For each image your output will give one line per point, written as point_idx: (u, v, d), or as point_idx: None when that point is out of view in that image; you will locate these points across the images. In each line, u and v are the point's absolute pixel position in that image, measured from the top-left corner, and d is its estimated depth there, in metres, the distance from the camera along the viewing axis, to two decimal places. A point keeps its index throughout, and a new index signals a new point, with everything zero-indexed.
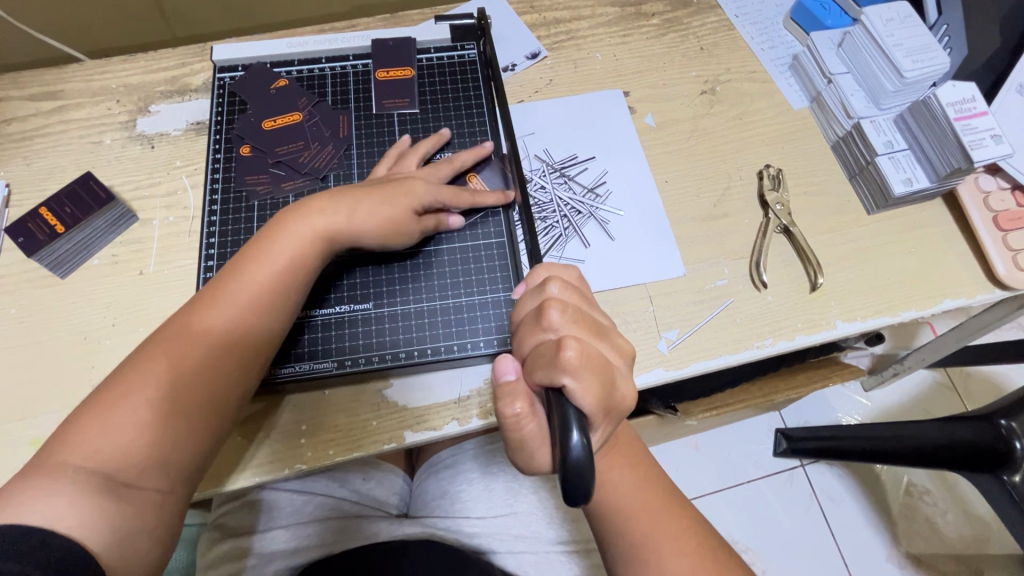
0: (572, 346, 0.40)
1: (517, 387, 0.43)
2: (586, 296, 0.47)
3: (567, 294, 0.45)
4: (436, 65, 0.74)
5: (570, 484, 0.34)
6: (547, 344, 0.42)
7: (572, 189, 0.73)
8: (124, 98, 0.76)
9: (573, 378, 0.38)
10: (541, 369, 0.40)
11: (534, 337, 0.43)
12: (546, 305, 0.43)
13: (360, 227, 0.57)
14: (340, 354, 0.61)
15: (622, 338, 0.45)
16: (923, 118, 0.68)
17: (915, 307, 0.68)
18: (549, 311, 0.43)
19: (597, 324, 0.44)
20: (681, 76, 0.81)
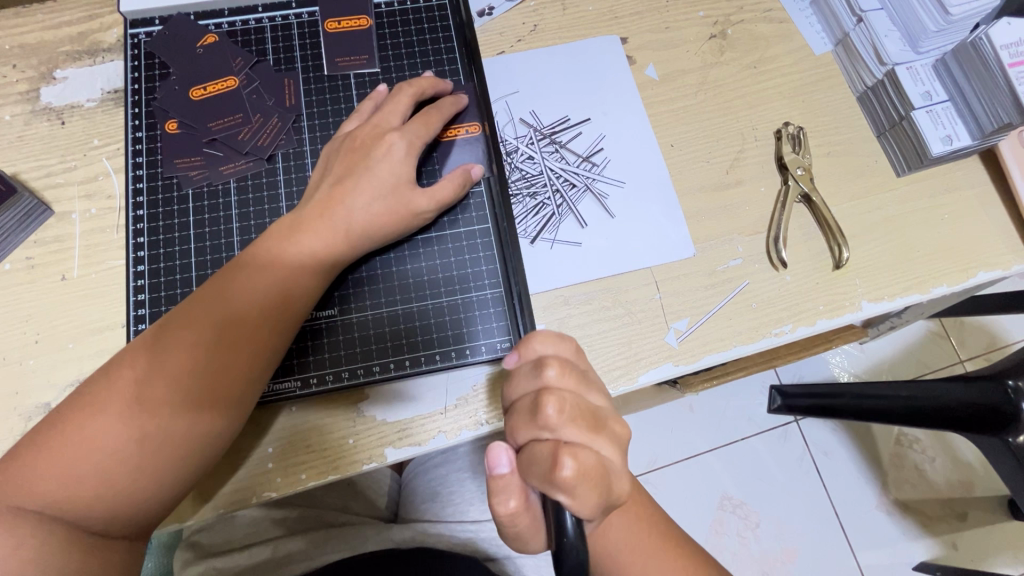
0: (568, 462, 0.35)
1: (512, 482, 0.38)
2: (586, 372, 0.41)
3: (565, 380, 0.39)
4: (398, 12, 0.61)
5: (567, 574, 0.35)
6: (542, 449, 0.36)
7: (565, 159, 0.63)
8: (21, 62, 0.63)
9: (567, 497, 0.35)
10: (534, 480, 0.36)
11: (529, 434, 0.38)
12: (542, 398, 0.37)
13: (371, 224, 0.51)
14: (305, 370, 0.53)
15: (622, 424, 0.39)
16: (971, 65, 0.59)
17: (946, 282, 0.61)
18: (546, 410, 0.37)
19: (597, 412, 0.39)
20: (686, 16, 0.69)
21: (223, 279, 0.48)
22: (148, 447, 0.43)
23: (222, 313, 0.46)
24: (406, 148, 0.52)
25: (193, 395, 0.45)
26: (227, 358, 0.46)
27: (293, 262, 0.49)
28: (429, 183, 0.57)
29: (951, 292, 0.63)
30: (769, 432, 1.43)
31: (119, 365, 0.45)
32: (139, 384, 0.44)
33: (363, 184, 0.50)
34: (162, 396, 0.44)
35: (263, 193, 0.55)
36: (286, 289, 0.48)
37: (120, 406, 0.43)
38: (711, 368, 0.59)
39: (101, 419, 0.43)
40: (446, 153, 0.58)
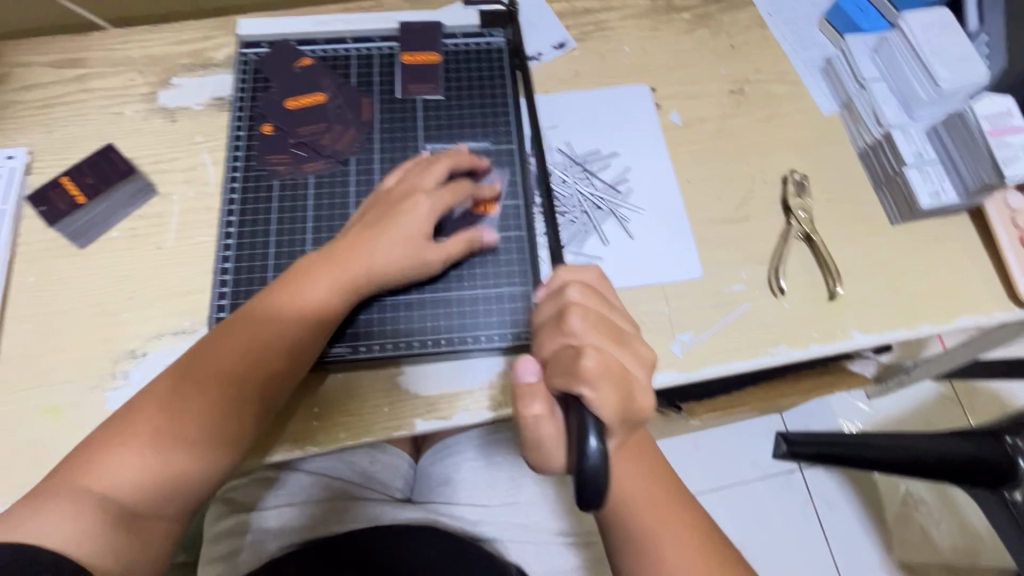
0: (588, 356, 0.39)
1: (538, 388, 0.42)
2: (610, 301, 0.46)
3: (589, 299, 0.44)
4: (463, 51, 0.72)
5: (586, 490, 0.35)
6: (570, 351, 0.41)
7: (594, 185, 0.72)
8: (147, 70, 0.76)
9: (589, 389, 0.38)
10: (561, 376, 0.39)
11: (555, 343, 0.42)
12: (570, 312, 0.42)
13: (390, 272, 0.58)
14: (355, 339, 0.61)
15: (645, 348, 0.44)
16: (957, 131, 0.67)
17: (932, 322, 0.67)
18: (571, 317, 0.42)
19: (620, 332, 0.43)
20: (710, 74, 0.79)
21: (236, 334, 0.55)
22: (166, 477, 0.51)
23: (236, 365, 0.54)
24: (432, 206, 0.59)
25: (210, 438, 0.53)
26: (234, 402, 0.53)
27: (306, 314, 0.56)
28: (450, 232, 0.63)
29: (938, 333, 0.69)
30: (771, 476, 1.45)
31: (144, 408, 0.53)
32: (162, 429, 0.52)
33: (387, 235, 0.58)
34: (178, 441, 0.52)
35: (336, 189, 0.65)
36: (290, 341, 0.56)
37: (141, 447, 0.51)
38: (711, 379, 0.65)
39: (128, 453, 0.50)
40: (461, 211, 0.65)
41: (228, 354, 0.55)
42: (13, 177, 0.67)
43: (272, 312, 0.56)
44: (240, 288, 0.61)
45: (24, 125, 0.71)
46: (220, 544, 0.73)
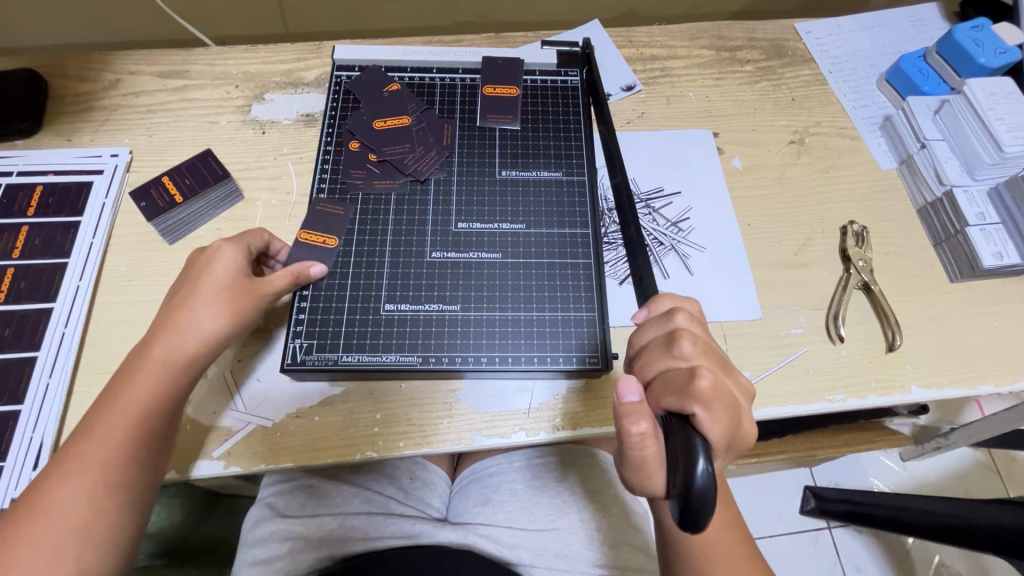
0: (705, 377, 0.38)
1: (643, 405, 0.39)
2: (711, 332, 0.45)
3: (695, 326, 0.43)
4: (540, 87, 0.77)
5: (692, 514, 0.34)
6: (680, 373, 0.40)
7: (656, 221, 0.74)
8: (243, 84, 0.81)
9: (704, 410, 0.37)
10: (670, 395, 0.38)
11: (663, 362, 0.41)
12: (682, 333, 0.41)
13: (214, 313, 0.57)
14: (425, 350, 0.63)
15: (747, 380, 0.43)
16: (1021, 195, 0.68)
17: (993, 382, 0.67)
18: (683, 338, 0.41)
19: (726, 361, 0.42)
20: (771, 124, 0.82)
21: (121, 393, 0.54)
22: (88, 541, 0.50)
23: (131, 420, 0.53)
24: (232, 258, 0.59)
25: (115, 489, 0.52)
26: (115, 463, 0.52)
27: (166, 365, 0.55)
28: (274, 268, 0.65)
29: (998, 394, 0.68)
30: (799, 532, 1.41)
31: (46, 481, 0.51)
32: (66, 501, 0.50)
33: (200, 296, 0.57)
34: (85, 513, 0.50)
35: (417, 207, 0.68)
36: (155, 386, 0.55)
37: (54, 519, 0.49)
38: (766, 421, 0.65)
39: (42, 524, 0.49)
40: (297, 253, 0.65)
41: (118, 408, 0.53)
42: (115, 174, 0.72)
43: (152, 359, 0.55)
44: (320, 292, 0.64)
45: (128, 127, 0.77)
46: (258, 550, 0.72)
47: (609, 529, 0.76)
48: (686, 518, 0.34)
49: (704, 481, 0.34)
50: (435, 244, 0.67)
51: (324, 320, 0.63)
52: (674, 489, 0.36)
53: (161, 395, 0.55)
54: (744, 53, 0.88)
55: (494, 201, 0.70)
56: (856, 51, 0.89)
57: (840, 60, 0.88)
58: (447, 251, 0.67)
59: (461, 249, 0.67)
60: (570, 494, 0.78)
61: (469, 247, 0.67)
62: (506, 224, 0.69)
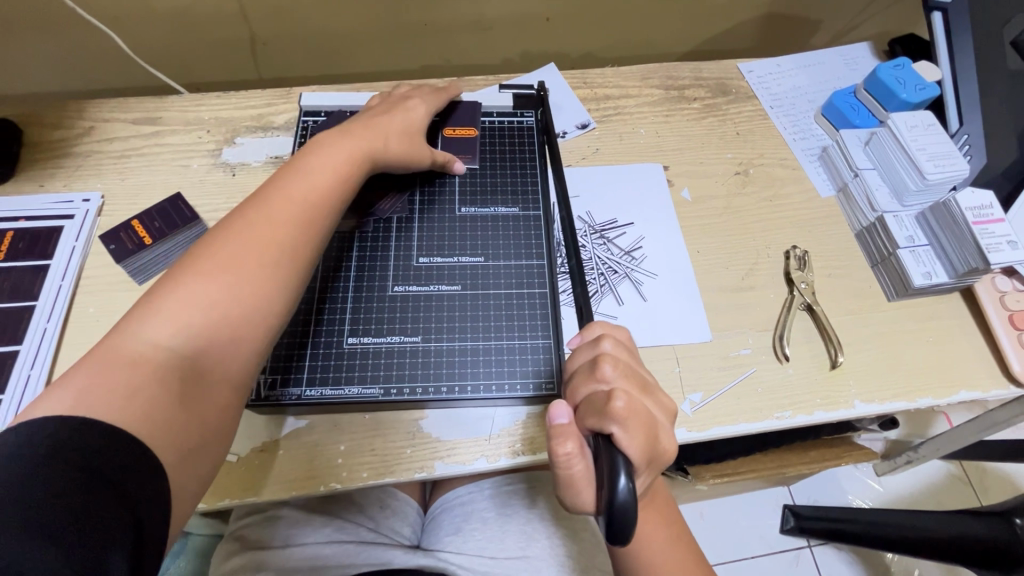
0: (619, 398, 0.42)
1: (569, 428, 0.43)
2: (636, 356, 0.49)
3: (618, 350, 0.47)
4: (497, 128, 0.81)
5: (614, 528, 0.37)
6: (600, 394, 0.44)
7: (611, 250, 0.78)
8: (214, 130, 0.85)
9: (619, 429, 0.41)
10: (591, 417, 0.42)
11: (587, 387, 0.45)
12: (601, 358, 0.45)
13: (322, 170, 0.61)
14: (387, 382, 0.65)
15: (668, 397, 0.47)
16: (943, 219, 0.73)
17: (932, 395, 0.71)
18: (602, 363, 0.45)
19: (646, 382, 0.46)
20: (717, 156, 0.88)
21: (251, 222, 0.55)
22: (199, 344, 0.49)
23: (259, 248, 0.54)
24: (425, 106, 0.75)
25: (229, 324, 0.51)
26: (261, 266, 0.54)
27: (301, 206, 0.58)
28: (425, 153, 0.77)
29: (938, 406, 0.72)
30: (780, 552, 1.41)
31: (149, 305, 0.50)
32: (178, 305, 0.49)
33: (305, 164, 0.61)
34: (204, 311, 0.50)
35: (379, 244, 0.72)
36: (294, 229, 0.57)
37: (162, 321, 0.48)
38: (720, 440, 0.68)
39: (148, 333, 0.48)
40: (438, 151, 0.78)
41: (241, 238, 0.54)
42: (86, 218, 0.74)
43: (281, 202, 0.58)
44: (285, 329, 0.66)
45: (100, 172, 0.80)
46: None
47: (579, 553, 0.77)
48: (612, 534, 0.37)
49: (625, 496, 0.37)
50: (397, 279, 0.70)
51: (289, 355, 0.65)
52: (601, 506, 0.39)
53: (304, 243, 0.57)
54: (691, 91, 0.94)
55: (454, 236, 0.73)
56: (794, 88, 0.96)
57: (780, 96, 0.95)
58: (409, 284, 0.70)
59: (422, 282, 0.70)
60: (542, 521, 0.79)
61: (429, 281, 0.70)
62: (466, 257, 0.72)
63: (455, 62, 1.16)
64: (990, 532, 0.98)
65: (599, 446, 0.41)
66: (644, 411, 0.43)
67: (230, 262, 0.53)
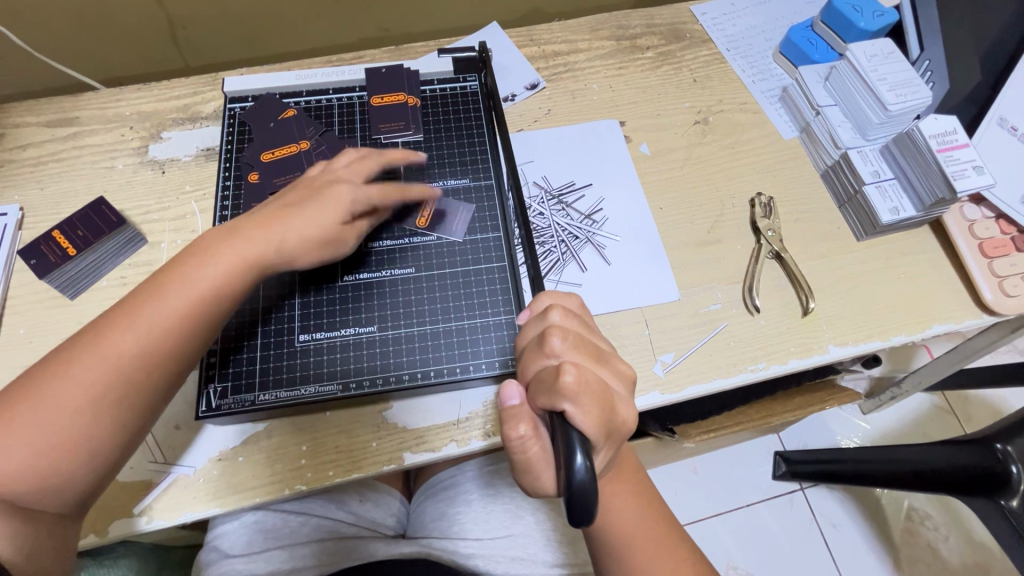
0: (571, 371, 0.39)
1: (522, 409, 0.41)
2: (589, 324, 0.47)
3: (568, 321, 0.44)
4: (439, 96, 0.76)
5: (575, 509, 0.34)
6: (549, 370, 0.41)
7: (570, 215, 0.75)
8: (138, 125, 0.79)
9: (573, 406, 0.38)
10: (543, 396, 0.39)
11: (536, 363, 0.42)
12: (548, 331, 0.42)
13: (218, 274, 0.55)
14: (345, 377, 0.62)
15: (624, 363, 0.44)
16: (907, 149, 0.70)
17: (904, 332, 0.70)
18: (550, 337, 0.42)
19: (599, 351, 0.44)
20: (675, 107, 0.84)
21: (133, 326, 0.51)
22: (48, 464, 0.47)
23: (131, 370, 0.51)
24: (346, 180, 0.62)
25: (77, 442, 0.49)
26: (124, 391, 0.50)
27: (188, 319, 0.53)
28: (370, 113, 0.73)
29: (911, 342, 0.71)
30: (773, 498, 1.43)
31: (2, 416, 0.47)
32: (33, 419, 0.47)
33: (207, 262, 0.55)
34: (59, 433, 0.48)
35: None
36: (175, 340, 0.53)
37: (16, 435, 0.47)
38: (694, 399, 0.67)
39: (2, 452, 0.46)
40: (376, 112, 0.73)
41: (106, 352, 0.50)
42: (5, 233, 0.69)
43: (160, 308, 0.53)
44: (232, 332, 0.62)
45: (16, 183, 0.74)
46: None
47: (566, 527, 0.76)
48: (575, 516, 0.34)
49: (583, 476, 0.35)
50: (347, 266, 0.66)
51: (239, 358, 0.62)
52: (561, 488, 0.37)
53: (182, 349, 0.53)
54: (643, 40, 0.89)
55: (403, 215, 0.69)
56: (750, 27, 0.91)
57: (736, 37, 0.90)
58: (360, 272, 0.66)
59: (374, 269, 0.66)
60: (525, 499, 0.78)
61: (382, 267, 0.66)
62: (418, 237, 0.68)
63: (396, 30, 1.10)
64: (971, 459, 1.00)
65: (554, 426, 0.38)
66: (598, 382, 0.40)
67: (94, 377, 0.49)
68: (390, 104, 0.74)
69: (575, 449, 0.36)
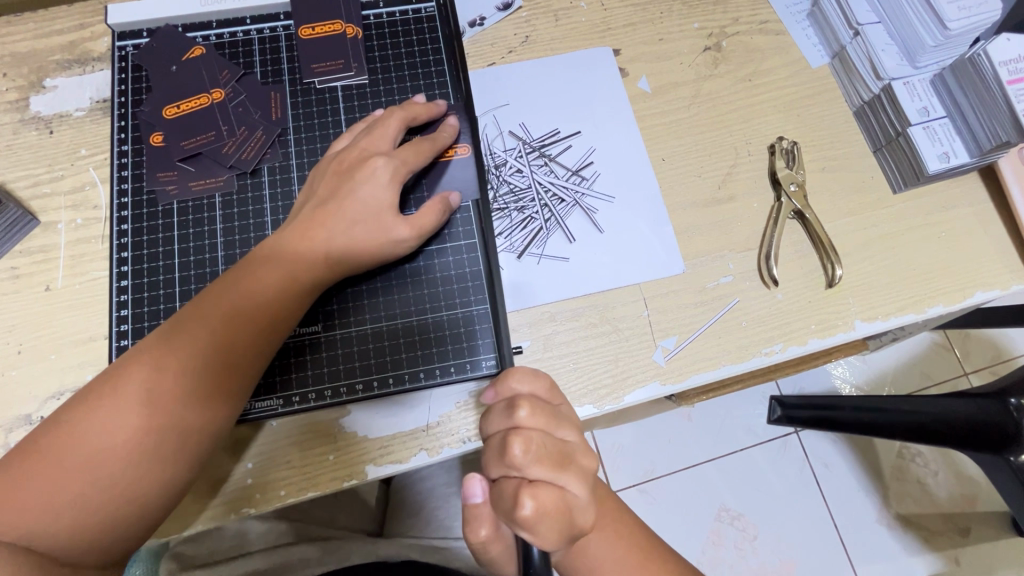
0: (528, 502, 0.38)
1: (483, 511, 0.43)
2: (556, 410, 0.44)
3: (534, 422, 0.41)
4: (387, 23, 0.61)
5: None
6: (509, 486, 0.40)
7: (554, 172, 0.62)
8: (12, 71, 0.63)
9: (528, 532, 0.39)
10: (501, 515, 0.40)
11: (499, 470, 0.41)
12: (511, 438, 0.40)
13: (272, 283, 0.48)
14: (289, 387, 0.53)
15: (587, 458, 0.43)
16: (968, 80, 0.58)
17: (943, 302, 0.60)
18: (511, 450, 0.40)
19: (562, 451, 0.42)
20: (682, 29, 0.68)
21: (182, 345, 0.44)
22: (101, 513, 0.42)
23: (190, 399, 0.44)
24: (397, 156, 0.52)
25: (132, 489, 0.42)
26: (176, 428, 0.43)
27: (293, 273, 0.48)
28: (299, 48, 0.58)
29: (948, 312, 0.62)
30: (767, 443, 1.41)
31: (45, 460, 0.41)
32: (84, 461, 0.41)
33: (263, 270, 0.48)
34: (164, 399, 0.43)
35: (249, 205, 0.54)
36: (231, 360, 0.46)
37: (65, 482, 0.41)
38: (698, 388, 0.58)
39: (105, 424, 0.42)
40: (307, 48, 0.58)
41: (196, 325, 0.45)
42: None
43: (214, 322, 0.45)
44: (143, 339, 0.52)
45: None
46: None
47: None
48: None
49: None
50: None
51: None
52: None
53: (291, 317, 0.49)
54: None
55: None
56: None
57: None
58: None
59: None
60: None
61: None
62: None
63: None
64: (997, 415, 0.91)
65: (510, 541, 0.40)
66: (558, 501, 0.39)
67: (146, 408, 0.43)
68: (326, 36, 0.58)
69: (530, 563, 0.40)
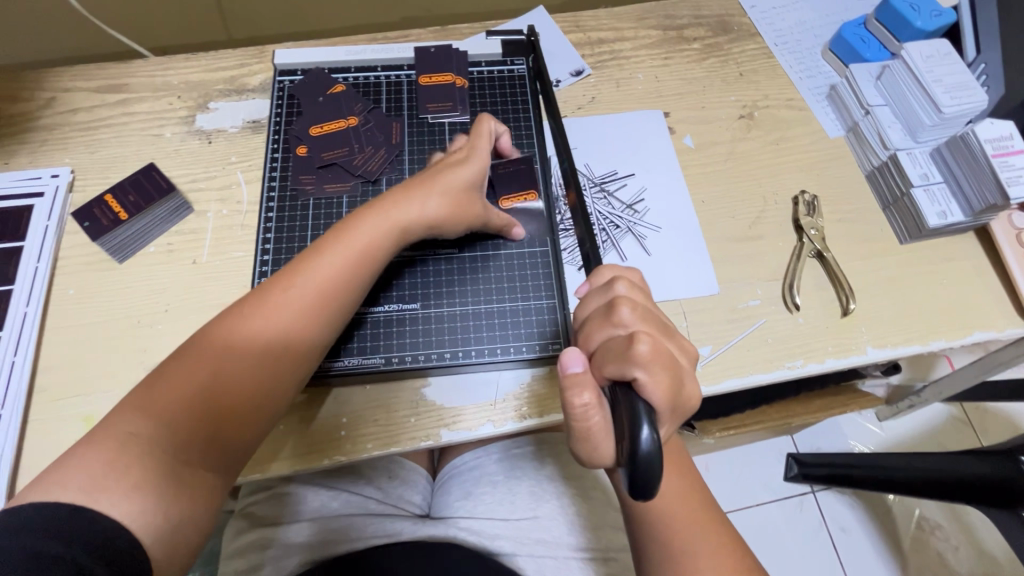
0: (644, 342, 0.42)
1: (585, 377, 0.44)
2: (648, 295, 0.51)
3: (633, 294, 0.48)
4: (486, 78, 0.76)
5: (639, 477, 0.36)
6: (620, 342, 0.44)
7: (612, 204, 0.75)
8: (185, 94, 0.80)
9: (643, 372, 0.41)
10: (613, 363, 0.43)
11: (604, 332, 0.46)
12: (619, 302, 0.46)
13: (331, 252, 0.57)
14: (389, 351, 0.64)
15: (686, 342, 0.48)
16: (960, 153, 0.69)
17: (944, 337, 0.69)
18: (620, 308, 0.46)
19: (665, 326, 0.48)
20: (720, 100, 0.83)
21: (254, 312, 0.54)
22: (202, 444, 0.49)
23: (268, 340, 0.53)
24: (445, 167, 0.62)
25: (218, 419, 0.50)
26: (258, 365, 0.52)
27: (319, 269, 0.56)
28: (418, 91, 0.73)
29: (951, 348, 0.70)
30: (784, 499, 1.43)
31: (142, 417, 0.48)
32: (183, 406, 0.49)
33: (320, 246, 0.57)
34: (212, 406, 0.50)
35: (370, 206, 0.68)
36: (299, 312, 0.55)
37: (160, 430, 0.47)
38: (729, 393, 0.67)
39: (193, 376, 0.50)
40: (424, 91, 0.73)
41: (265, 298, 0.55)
42: (57, 195, 0.71)
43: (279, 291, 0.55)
44: None
45: (68, 146, 0.75)
46: (244, 560, 0.70)
47: (591, 513, 0.75)
48: (634, 484, 0.36)
49: (650, 447, 0.36)
50: None
51: None
52: (623, 458, 0.38)
53: (317, 328, 0.56)
54: (690, 31, 0.88)
55: None
56: (799, 23, 0.90)
57: (786, 33, 0.89)
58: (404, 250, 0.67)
59: (419, 248, 0.68)
60: (549, 481, 0.77)
61: (425, 246, 0.68)
62: None
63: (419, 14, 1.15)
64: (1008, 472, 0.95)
65: (621, 393, 0.41)
66: (665, 351, 0.44)
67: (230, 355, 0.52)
68: (439, 83, 0.74)
69: (643, 423, 0.37)
